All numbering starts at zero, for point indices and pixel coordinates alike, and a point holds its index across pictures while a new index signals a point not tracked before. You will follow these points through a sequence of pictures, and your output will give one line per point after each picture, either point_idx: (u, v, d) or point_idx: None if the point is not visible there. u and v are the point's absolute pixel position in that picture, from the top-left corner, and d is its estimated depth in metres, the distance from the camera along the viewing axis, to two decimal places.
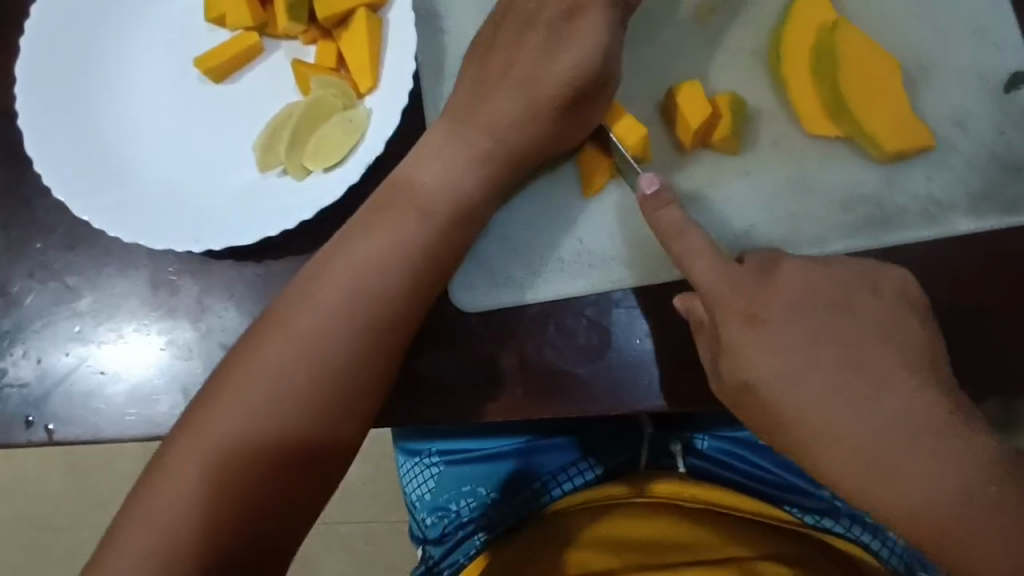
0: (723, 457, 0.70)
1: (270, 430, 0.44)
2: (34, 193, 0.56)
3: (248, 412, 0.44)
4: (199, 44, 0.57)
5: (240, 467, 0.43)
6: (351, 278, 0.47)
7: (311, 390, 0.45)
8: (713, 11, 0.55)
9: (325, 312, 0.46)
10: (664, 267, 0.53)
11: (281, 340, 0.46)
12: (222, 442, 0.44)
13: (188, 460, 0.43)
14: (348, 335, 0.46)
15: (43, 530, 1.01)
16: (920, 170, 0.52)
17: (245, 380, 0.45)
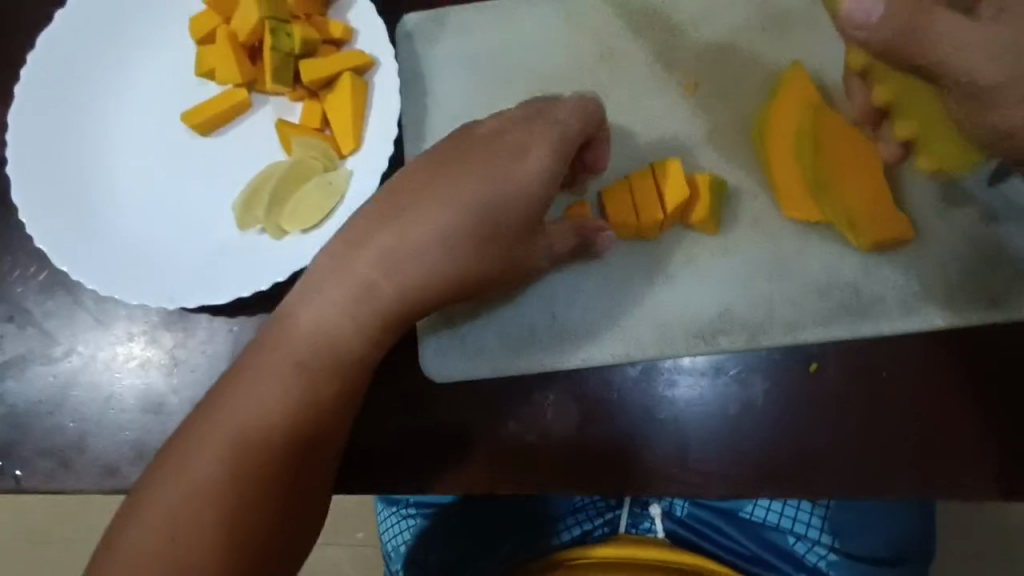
0: (704, 526, 0.72)
1: (211, 502, 0.43)
2: (18, 238, 0.57)
3: (191, 483, 0.43)
4: (188, 98, 0.57)
5: (186, 541, 0.42)
6: (297, 345, 0.46)
7: (253, 457, 0.44)
8: (698, 87, 0.55)
9: (268, 378, 0.46)
10: (637, 345, 0.53)
11: (224, 410, 0.45)
12: (167, 516, 0.43)
13: (137, 534, 0.43)
14: (290, 400, 0.45)
15: None
16: (901, 262, 0.51)
17: (188, 451, 0.44)
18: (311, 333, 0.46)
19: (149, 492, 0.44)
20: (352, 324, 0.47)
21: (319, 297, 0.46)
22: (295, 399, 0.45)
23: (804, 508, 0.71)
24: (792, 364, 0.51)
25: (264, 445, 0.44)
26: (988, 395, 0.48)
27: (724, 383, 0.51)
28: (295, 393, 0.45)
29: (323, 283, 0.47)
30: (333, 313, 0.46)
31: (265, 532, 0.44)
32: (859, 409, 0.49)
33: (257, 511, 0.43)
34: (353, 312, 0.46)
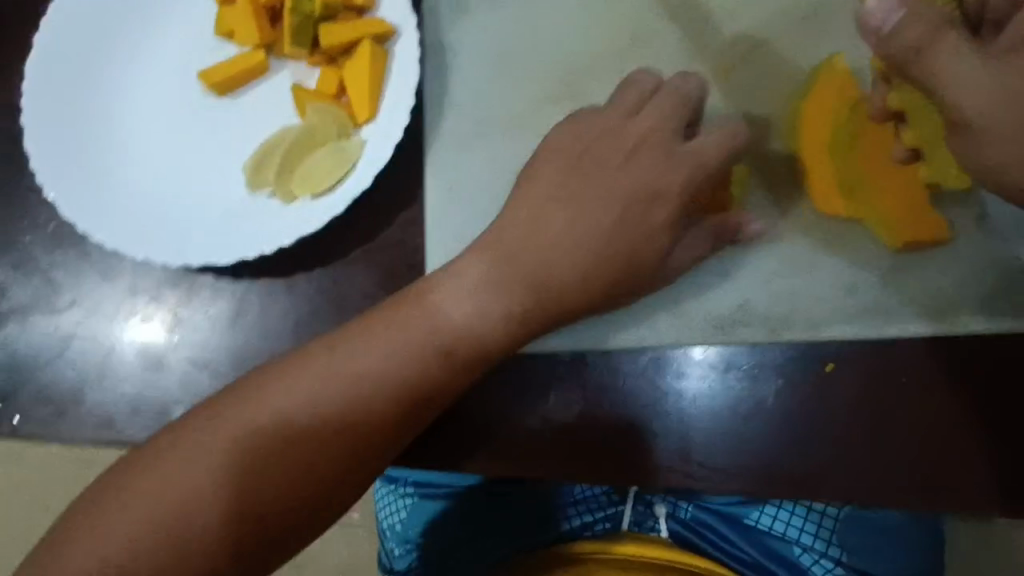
0: (707, 530, 0.71)
1: (235, 491, 0.43)
2: (27, 188, 0.57)
3: (218, 473, 0.43)
4: (205, 57, 0.57)
5: (196, 524, 0.42)
6: (363, 362, 0.46)
7: (290, 460, 0.44)
8: (732, 72, 0.52)
9: (324, 386, 0.45)
10: (648, 331, 0.51)
11: (271, 412, 0.44)
12: (178, 495, 0.42)
13: (140, 507, 0.42)
14: (342, 417, 0.45)
15: None
16: (935, 265, 0.49)
17: (222, 440, 0.43)
18: (376, 349, 0.46)
19: (166, 458, 0.44)
20: (418, 347, 0.46)
21: (482, 310, 0.47)
22: (348, 418, 0.45)
23: (815, 518, 0.68)
24: (806, 365, 0.49)
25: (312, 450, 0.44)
26: (1004, 410, 0.46)
27: (735, 379, 0.50)
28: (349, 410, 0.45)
29: (478, 298, 0.47)
30: (402, 335, 0.46)
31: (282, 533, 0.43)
32: (869, 414, 0.48)
33: (275, 505, 0.43)
34: (416, 331, 0.46)
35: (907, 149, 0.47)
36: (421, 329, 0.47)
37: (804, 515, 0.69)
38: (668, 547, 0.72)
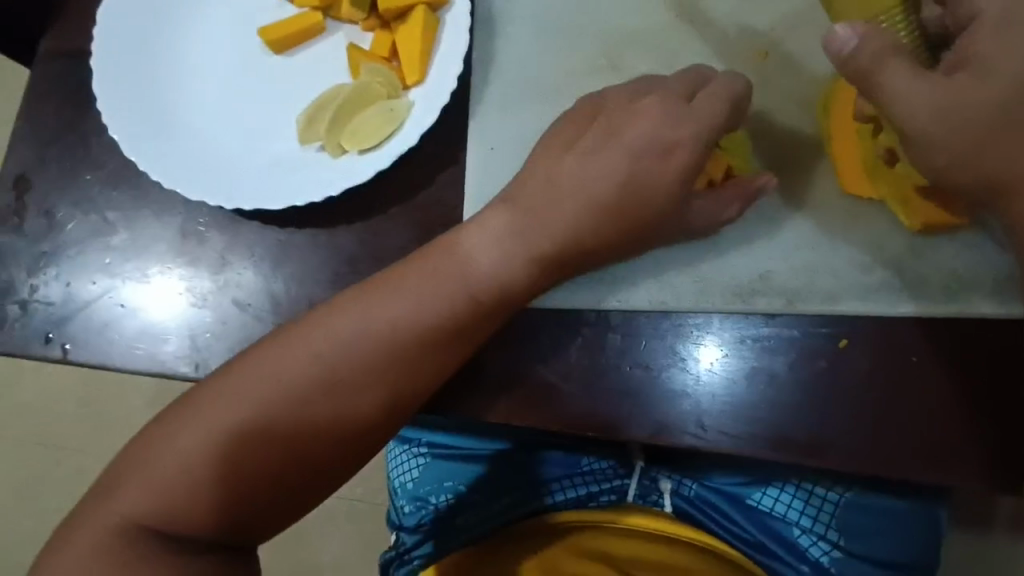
0: (710, 508, 0.73)
1: (279, 424, 0.48)
2: (92, 130, 0.61)
3: (263, 407, 0.48)
4: (266, 16, 0.60)
5: (249, 449, 0.48)
6: (388, 313, 0.49)
7: (326, 399, 0.48)
8: (768, 55, 0.55)
9: (353, 334, 0.49)
10: (670, 296, 0.53)
11: (306, 357, 0.49)
12: (230, 425, 0.48)
13: (200, 431, 0.48)
14: (369, 363, 0.48)
15: (107, 433, 1.13)
16: (951, 248, 0.51)
17: (262, 380, 0.48)
18: (401, 301, 0.49)
19: (217, 388, 0.49)
20: (441, 300, 0.49)
21: (499, 264, 0.49)
22: (376, 364, 0.48)
23: (816, 502, 0.70)
24: (820, 339, 0.51)
25: (340, 390, 0.48)
26: (1003, 391, 0.49)
27: (748, 350, 0.52)
28: (376, 356, 0.48)
29: (497, 252, 0.49)
30: (425, 289, 0.49)
31: (322, 461, 0.49)
32: (878, 387, 0.50)
33: (310, 439, 0.48)
34: (440, 286, 0.49)
35: (884, 149, 0.51)
36: (443, 283, 0.49)
37: (805, 499, 0.71)
38: (675, 522, 0.73)
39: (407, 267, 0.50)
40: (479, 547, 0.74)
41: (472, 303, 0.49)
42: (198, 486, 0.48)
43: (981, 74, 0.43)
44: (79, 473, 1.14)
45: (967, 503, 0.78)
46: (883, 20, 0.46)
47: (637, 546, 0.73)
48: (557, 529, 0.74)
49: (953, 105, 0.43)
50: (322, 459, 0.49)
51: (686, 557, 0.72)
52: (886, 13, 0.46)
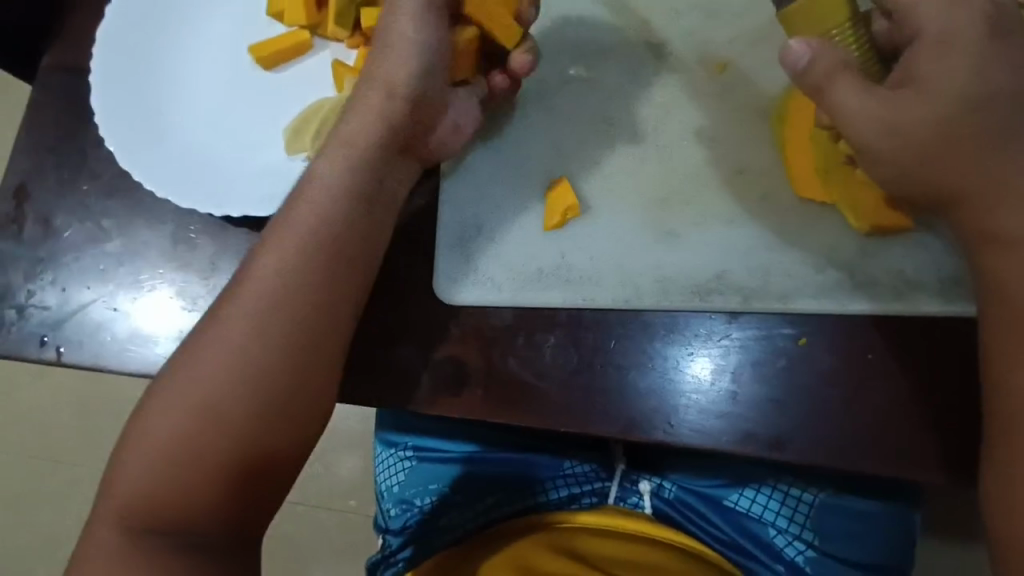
0: (689, 509, 0.75)
1: (233, 396, 0.49)
2: (91, 142, 0.64)
3: (215, 386, 0.49)
4: (257, 35, 0.63)
5: (211, 432, 0.49)
6: (281, 264, 0.50)
7: (259, 362, 0.49)
8: (727, 68, 0.58)
9: (260, 296, 0.50)
10: (635, 294, 0.56)
11: (225, 328, 0.50)
12: (193, 412, 0.49)
13: (167, 426, 0.49)
14: (282, 313, 0.50)
15: (102, 441, 1.15)
16: (901, 249, 0.54)
17: (200, 361, 0.50)
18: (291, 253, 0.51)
19: (172, 384, 0.50)
20: (327, 241, 0.51)
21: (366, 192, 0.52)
22: (291, 316, 0.50)
23: (790, 503, 0.72)
24: (781, 337, 0.53)
25: (272, 350, 0.50)
26: (955, 388, 0.51)
27: (713, 347, 0.54)
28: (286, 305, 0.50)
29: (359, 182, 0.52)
30: (310, 233, 0.51)
31: (284, 425, 0.50)
32: (841, 384, 0.52)
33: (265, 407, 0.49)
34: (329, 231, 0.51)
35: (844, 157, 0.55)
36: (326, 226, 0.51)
37: (781, 500, 0.72)
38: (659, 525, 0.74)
39: (287, 220, 0.52)
40: (462, 546, 0.76)
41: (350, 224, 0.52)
42: (179, 480, 0.49)
43: (929, 82, 0.46)
44: (73, 482, 1.15)
45: (937, 502, 0.79)
46: (835, 34, 0.49)
47: (618, 548, 0.74)
48: (542, 528, 0.75)
49: (902, 112, 0.46)
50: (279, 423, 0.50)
51: (664, 559, 0.73)
52: (839, 28, 0.49)
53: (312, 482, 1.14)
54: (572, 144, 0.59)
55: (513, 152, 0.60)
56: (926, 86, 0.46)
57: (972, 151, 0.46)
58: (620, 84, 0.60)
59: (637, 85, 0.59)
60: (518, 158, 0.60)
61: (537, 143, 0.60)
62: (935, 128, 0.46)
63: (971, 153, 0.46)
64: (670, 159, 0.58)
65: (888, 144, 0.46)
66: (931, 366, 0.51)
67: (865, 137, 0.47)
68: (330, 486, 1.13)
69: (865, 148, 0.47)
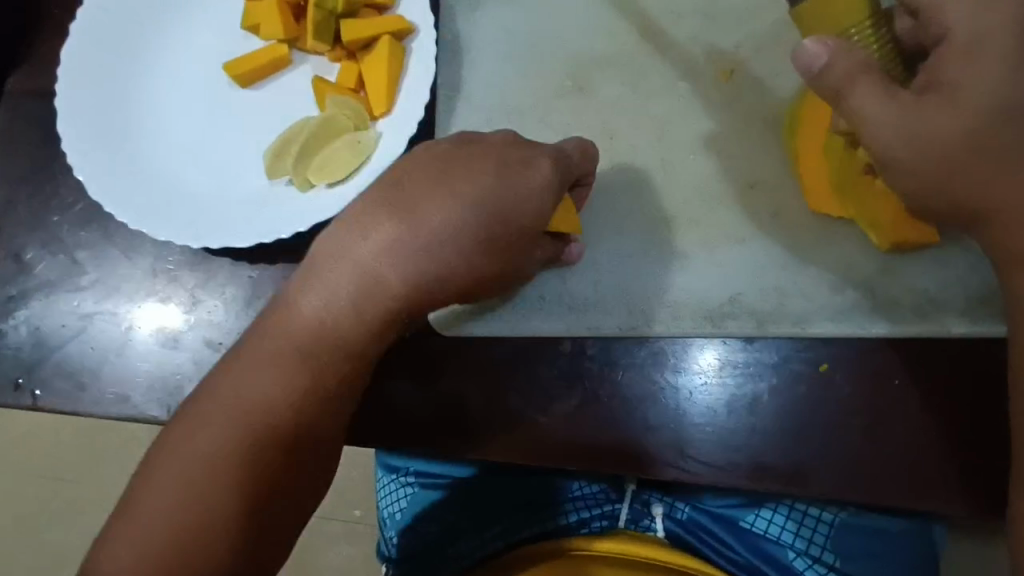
0: (703, 531, 0.71)
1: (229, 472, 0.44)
2: (60, 169, 0.60)
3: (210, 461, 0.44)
4: (232, 51, 0.59)
5: (206, 510, 0.43)
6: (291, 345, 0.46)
7: (263, 428, 0.45)
8: (733, 73, 0.55)
9: (261, 365, 0.46)
10: (641, 320, 0.52)
11: (225, 399, 0.45)
12: (191, 486, 0.43)
13: (158, 504, 0.43)
14: (293, 392, 0.45)
15: (98, 465, 1.12)
16: (922, 265, 0.50)
17: (196, 432, 0.45)
18: (297, 318, 0.47)
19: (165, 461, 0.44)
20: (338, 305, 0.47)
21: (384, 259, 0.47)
22: (299, 381, 0.46)
23: (809, 524, 0.69)
24: (800, 362, 0.50)
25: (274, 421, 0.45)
26: (987, 415, 0.47)
27: (729, 376, 0.51)
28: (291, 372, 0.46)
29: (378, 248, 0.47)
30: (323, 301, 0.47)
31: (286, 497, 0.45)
32: (863, 411, 0.49)
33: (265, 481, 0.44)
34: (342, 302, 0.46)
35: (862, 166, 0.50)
36: (332, 297, 0.47)
37: (798, 521, 0.69)
38: (657, 545, 0.72)
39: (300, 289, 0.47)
40: None
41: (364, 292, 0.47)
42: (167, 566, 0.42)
43: (957, 89, 0.42)
44: (70, 508, 1.12)
45: None
46: (854, 33, 0.45)
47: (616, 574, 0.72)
48: (547, 556, 0.73)
49: (927, 120, 0.42)
50: (287, 489, 0.45)
51: None
52: (856, 26, 0.45)
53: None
54: None
55: None
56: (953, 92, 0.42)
57: (1005, 162, 0.42)
58: (619, 94, 0.56)
59: (637, 95, 0.56)
60: None
61: None
62: (964, 137, 0.42)
63: (1004, 163, 0.42)
64: (675, 174, 0.54)
65: (912, 156, 0.43)
66: (959, 391, 0.48)
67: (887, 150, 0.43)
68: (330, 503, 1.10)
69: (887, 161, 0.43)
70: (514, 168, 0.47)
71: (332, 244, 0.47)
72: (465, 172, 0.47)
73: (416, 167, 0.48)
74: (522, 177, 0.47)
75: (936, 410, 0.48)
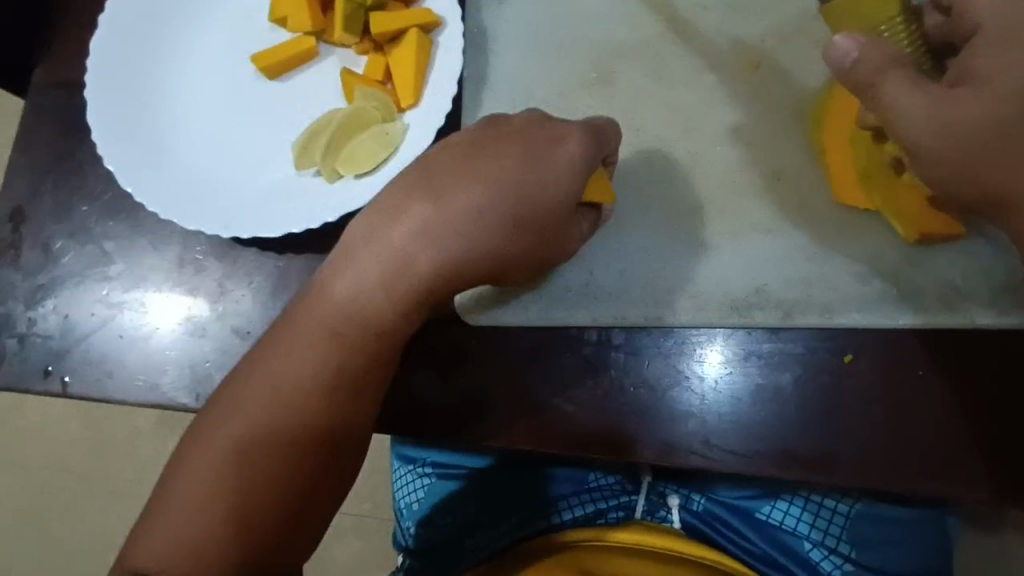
0: (719, 522, 0.72)
1: (262, 454, 0.45)
2: (88, 159, 0.61)
3: (245, 443, 0.45)
4: (259, 43, 0.60)
5: (239, 489, 0.44)
6: (321, 329, 0.47)
7: (295, 412, 0.46)
8: (759, 66, 0.55)
9: (298, 352, 0.47)
10: (668, 310, 0.53)
11: (263, 385, 0.46)
12: (230, 470, 0.44)
13: (195, 484, 0.44)
14: (324, 373, 0.46)
15: (111, 457, 1.13)
16: (946, 256, 0.51)
17: (235, 417, 0.45)
18: (332, 306, 0.47)
19: (199, 444, 0.45)
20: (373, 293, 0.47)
21: (412, 244, 0.47)
22: (330, 367, 0.46)
23: (825, 515, 0.69)
24: (825, 353, 0.51)
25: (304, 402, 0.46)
26: (1009, 404, 0.48)
27: (753, 367, 0.51)
28: (328, 359, 0.46)
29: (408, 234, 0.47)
30: (351, 287, 0.47)
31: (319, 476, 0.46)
32: (887, 401, 0.49)
33: (298, 461, 0.45)
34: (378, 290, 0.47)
35: (890, 157, 0.51)
36: (367, 285, 0.47)
37: (814, 512, 0.70)
38: (672, 535, 0.72)
39: (331, 276, 0.48)
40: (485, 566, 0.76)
41: (391, 274, 0.47)
42: (204, 543, 0.43)
43: (985, 83, 0.43)
44: (83, 500, 1.13)
45: None
46: (884, 29, 0.47)
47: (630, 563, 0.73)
48: (564, 546, 0.74)
49: (956, 114, 0.43)
50: (321, 470, 0.46)
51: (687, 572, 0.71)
52: (886, 22, 0.47)
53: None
54: None
55: None
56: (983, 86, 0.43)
57: None
58: (647, 86, 0.56)
59: (662, 86, 0.56)
60: None
61: None
62: (990, 130, 0.43)
63: None
64: (699, 166, 0.55)
65: (940, 149, 0.43)
66: (983, 380, 0.49)
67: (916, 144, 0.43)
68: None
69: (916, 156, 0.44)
70: (547, 154, 0.47)
71: (369, 234, 0.48)
72: (496, 160, 0.48)
73: (448, 155, 0.49)
74: (556, 163, 0.47)
75: (959, 399, 0.49)
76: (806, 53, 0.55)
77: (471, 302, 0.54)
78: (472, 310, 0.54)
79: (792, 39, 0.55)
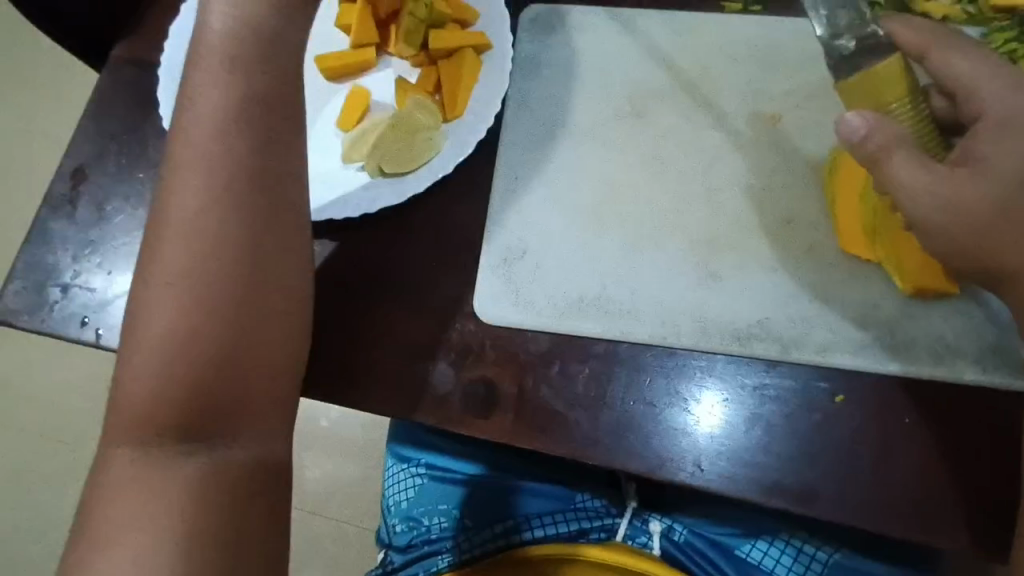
0: (698, 555, 0.72)
1: (195, 294, 0.45)
2: (151, 133, 0.65)
3: (180, 292, 0.45)
4: (324, 47, 0.65)
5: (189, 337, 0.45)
6: (208, 157, 0.47)
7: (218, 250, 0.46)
8: (780, 119, 0.60)
9: (177, 264, 0.46)
10: (673, 332, 0.56)
11: (144, 310, 0.45)
12: (155, 401, 0.44)
13: (145, 351, 0.45)
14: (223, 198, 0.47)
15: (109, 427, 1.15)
16: (939, 314, 0.54)
17: (140, 353, 0.45)
18: (186, 218, 0.46)
19: (138, 315, 0.46)
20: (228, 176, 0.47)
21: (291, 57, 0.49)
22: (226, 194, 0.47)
23: (804, 561, 0.70)
24: (818, 392, 0.53)
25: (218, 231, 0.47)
26: (996, 464, 0.50)
27: (748, 396, 0.54)
28: (212, 255, 0.46)
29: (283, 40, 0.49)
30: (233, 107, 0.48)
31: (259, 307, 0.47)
32: (875, 445, 0.52)
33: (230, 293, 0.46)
34: (244, 180, 0.48)
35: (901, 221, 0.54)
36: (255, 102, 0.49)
37: (795, 556, 0.70)
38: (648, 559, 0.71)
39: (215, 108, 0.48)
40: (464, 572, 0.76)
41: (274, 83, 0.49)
42: (170, 396, 0.45)
43: (993, 159, 0.46)
44: (72, 468, 1.14)
45: None
46: (894, 107, 0.49)
47: None
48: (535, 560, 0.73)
49: (964, 180, 0.46)
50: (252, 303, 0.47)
51: None
52: (897, 101, 0.49)
53: (309, 485, 1.13)
54: (626, 176, 0.60)
55: (565, 180, 0.61)
56: (986, 165, 0.46)
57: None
58: (679, 125, 0.61)
59: (690, 127, 0.61)
60: (565, 184, 0.61)
61: (589, 169, 0.61)
62: (990, 206, 0.46)
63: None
64: (717, 202, 0.59)
65: (941, 221, 0.46)
66: (973, 438, 0.51)
67: (924, 207, 0.47)
68: (328, 492, 1.12)
69: (922, 222, 0.47)
70: None
71: (220, 145, 0.48)
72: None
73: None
74: None
75: (948, 452, 0.50)
76: (825, 114, 0.60)
77: (487, 236, 0.60)
78: (485, 243, 0.59)
79: (814, 100, 0.60)
